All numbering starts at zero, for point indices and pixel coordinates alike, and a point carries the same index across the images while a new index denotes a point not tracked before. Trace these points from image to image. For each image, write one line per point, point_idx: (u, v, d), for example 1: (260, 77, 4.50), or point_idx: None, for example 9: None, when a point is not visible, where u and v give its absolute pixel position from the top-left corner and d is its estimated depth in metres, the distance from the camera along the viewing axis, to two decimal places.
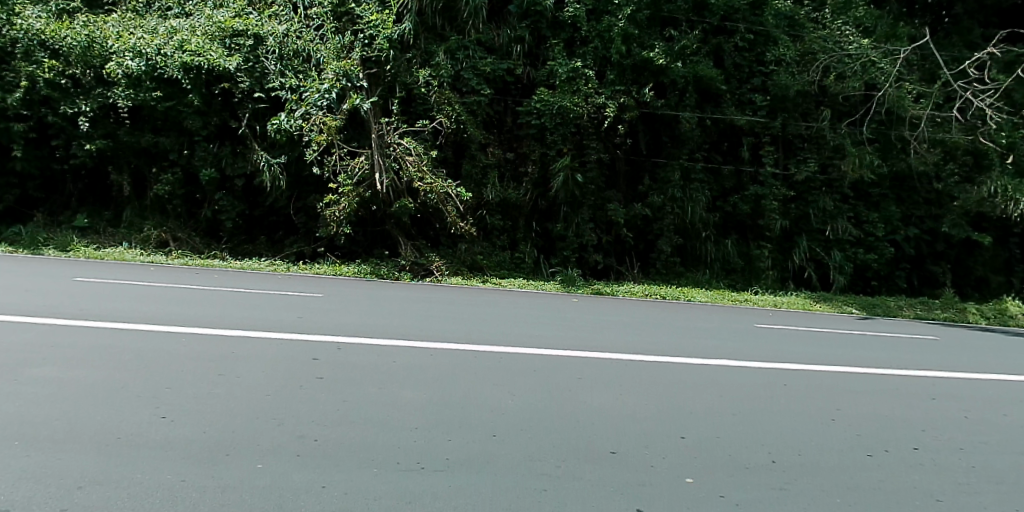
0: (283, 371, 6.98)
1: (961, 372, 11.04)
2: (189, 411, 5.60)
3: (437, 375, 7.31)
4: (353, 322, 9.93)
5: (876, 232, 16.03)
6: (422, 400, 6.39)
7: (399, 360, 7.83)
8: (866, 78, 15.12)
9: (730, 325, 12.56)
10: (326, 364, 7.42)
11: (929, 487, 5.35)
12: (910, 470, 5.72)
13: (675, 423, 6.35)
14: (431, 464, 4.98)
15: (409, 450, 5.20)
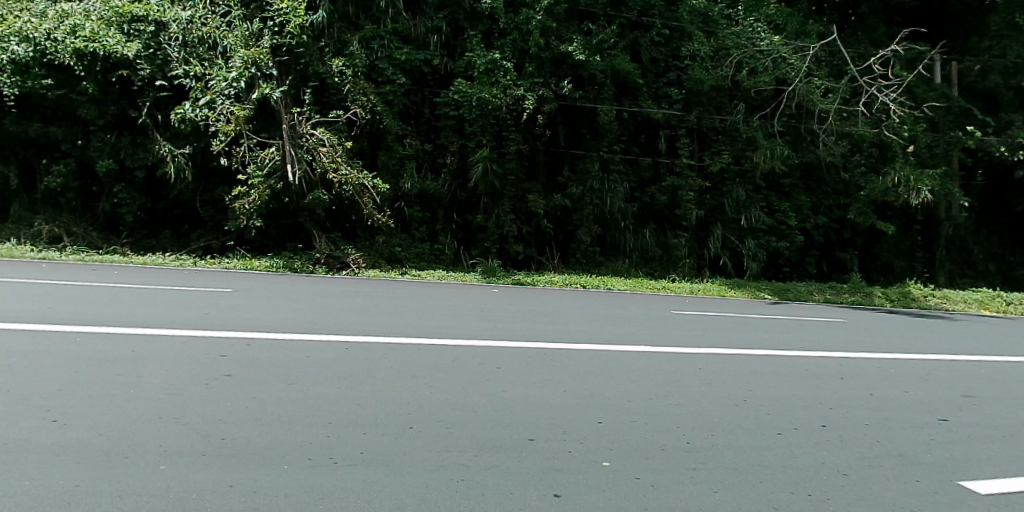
0: (192, 368, 6.22)
1: (864, 351, 11.44)
2: (81, 413, 4.82)
3: (358, 365, 6.64)
4: (256, 314, 9.55)
5: (788, 221, 16.52)
6: (344, 390, 5.70)
7: (319, 351, 7.13)
8: (777, 73, 15.57)
9: (647, 311, 12.73)
10: (241, 358, 6.68)
11: (855, 457, 5.01)
12: (846, 441, 5.40)
13: (614, 405, 5.86)
14: (333, 459, 4.26)
15: (310, 443, 4.46)
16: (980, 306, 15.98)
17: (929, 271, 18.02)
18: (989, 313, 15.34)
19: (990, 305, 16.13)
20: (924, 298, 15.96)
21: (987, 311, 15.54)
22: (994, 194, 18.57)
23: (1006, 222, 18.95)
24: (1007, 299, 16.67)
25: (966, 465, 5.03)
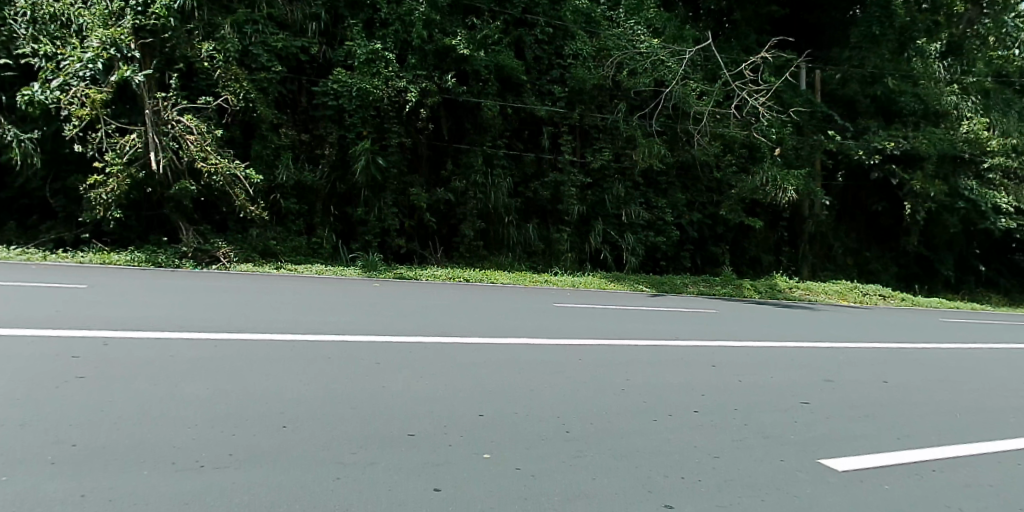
0: (39, 371, 5.78)
1: (728, 340, 12.09)
2: None
3: (221, 366, 6.41)
4: (109, 308, 8.90)
5: (665, 217, 17.15)
6: (209, 393, 5.48)
7: (181, 351, 6.82)
8: (655, 75, 16.34)
9: (526, 304, 13.01)
10: (96, 359, 6.27)
11: (710, 446, 5.39)
12: (694, 432, 5.76)
13: (480, 403, 5.98)
14: (202, 461, 4.14)
15: (179, 447, 4.32)
16: (838, 297, 17.28)
17: (794, 264, 19.28)
18: (844, 304, 16.62)
19: (847, 296, 17.47)
20: (789, 290, 17.05)
21: (843, 302, 16.83)
22: (852, 194, 20.04)
23: (863, 220, 20.60)
24: (861, 290, 18.13)
25: (810, 450, 5.51)
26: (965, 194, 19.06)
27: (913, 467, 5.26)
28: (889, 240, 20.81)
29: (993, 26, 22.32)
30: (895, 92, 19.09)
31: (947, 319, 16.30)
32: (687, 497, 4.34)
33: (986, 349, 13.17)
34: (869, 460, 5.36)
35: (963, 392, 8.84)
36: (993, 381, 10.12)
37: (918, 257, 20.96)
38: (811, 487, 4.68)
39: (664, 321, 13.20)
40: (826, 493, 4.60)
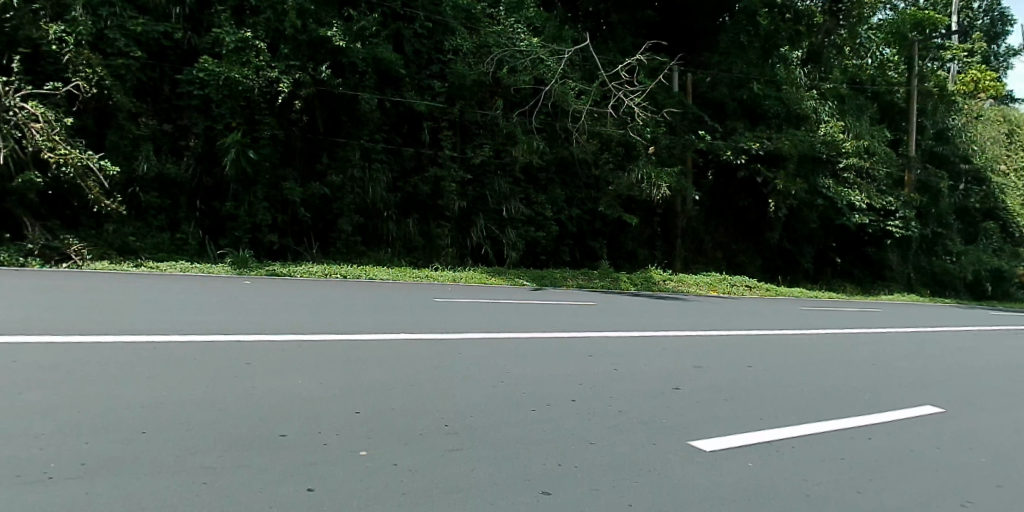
0: None
1: (601, 331, 12.58)
2: None
3: (76, 372, 5.97)
4: None
5: (544, 212, 17.66)
6: (61, 403, 5.09)
7: (31, 359, 6.30)
8: (535, 73, 16.82)
9: (404, 299, 13.02)
10: None
11: (587, 433, 5.56)
12: (570, 420, 5.92)
13: (359, 399, 5.88)
14: (50, 474, 3.83)
15: (23, 461, 3.99)
16: (708, 289, 18.25)
17: (667, 257, 20.17)
18: (713, 295, 17.55)
19: (717, 287, 18.49)
20: (663, 282, 17.89)
21: (713, 293, 17.78)
22: (722, 192, 21.18)
23: (731, 216, 21.86)
24: (730, 281, 19.21)
25: (680, 434, 5.80)
26: (824, 192, 20.60)
27: (771, 444, 5.67)
28: (754, 234, 22.16)
29: (848, 38, 24.25)
30: (758, 96, 20.38)
31: (807, 307, 17.54)
32: (564, 482, 4.44)
33: (832, 335, 14.32)
34: (733, 439, 5.74)
35: (803, 374, 9.50)
36: (831, 364, 10.97)
37: (782, 251, 22.53)
38: (679, 467, 4.94)
39: (543, 314, 13.56)
40: (695, 473, 4.86)
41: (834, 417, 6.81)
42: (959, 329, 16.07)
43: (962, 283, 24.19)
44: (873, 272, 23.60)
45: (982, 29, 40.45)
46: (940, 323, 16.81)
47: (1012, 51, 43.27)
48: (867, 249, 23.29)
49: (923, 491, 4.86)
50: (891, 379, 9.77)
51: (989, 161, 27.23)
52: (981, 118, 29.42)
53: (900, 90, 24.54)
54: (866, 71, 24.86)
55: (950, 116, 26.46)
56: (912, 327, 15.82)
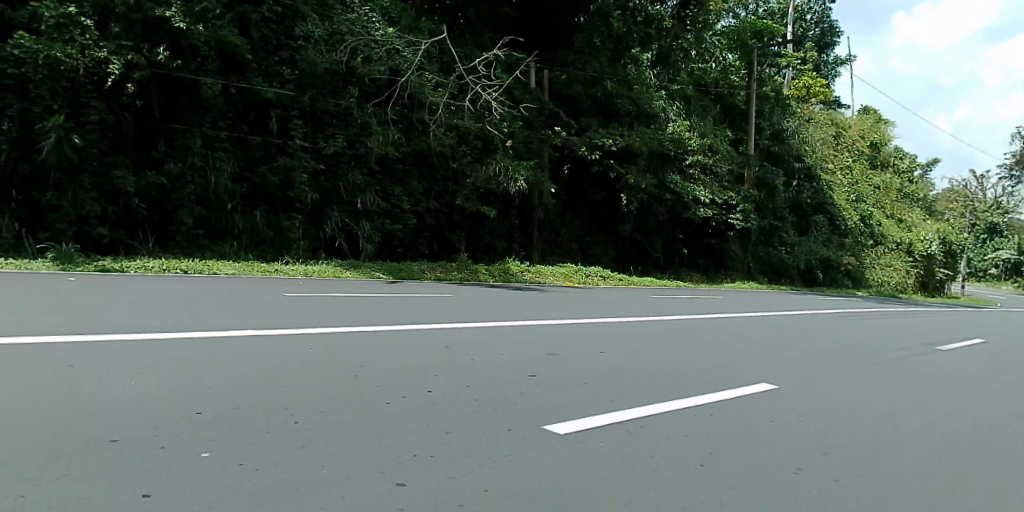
0: None
1: (454, 322, 12.79)
2: None
3: None
4: None
5: (401, 205, 17.63)
6: None
7: None
8: (390, 63, 17.26)
9: (249, 294, 12.56)
10: None
11: (442, 424, 5.60)
12: (425, 411, 5.94)
13: (203, 400, 5.57)
14: None
15: None
16: (563, 279, 18.88)
17: (525, 249, 20.66)
18: (569, 285, 18.17)
19: (572, 277, 19.19)
20: (520, 274, 18.35)
21: (568, 282, 18.45)
22: (577, 187, 22.01)
23: (586, 209, 22.77)
24: (585, 272, 19.98)
25: (531, 420, 5.99)
26: (672, 187, 22.01)
27: (618, 426, 6.00)
28: (607, 226, 23.26)
29: (693, 42, 25.93)
30: (612, 94, 21.27)
31: (655, 294, 18.50)
32: (419, 475, 4.45)
33: (673, 320, 15.30)
34: (582, 423, 6.03)
35: (640, 358, 10.06)
36: (662, 346, 11.81)
37: (633, 242, 23.71)
38: (533, 453, 5.10)
39: (396, 306, 13.57)
40: (548, 457, 5.03)
41: (664, 396, 7.33)
42: (789, 312, 17.59)
43: (796, 271, 26.36)
44: (716, 262, 25.40)
45: (813, 40, 44.70)
46: (770, 306, 18.35)
47: (839, 62, 48.06)
48: (711, 240, 25.16)
49: (753, 464, 5.31)
50: (710, 359, 10.63)
51: (817, 160, 30.15)
52: (810, 120, 32.52)
53: (741, 93, 26.70)
54: (709, 74, 26.76)
55: (783, 118, 29.05)
56: (744, 312, 17.17)
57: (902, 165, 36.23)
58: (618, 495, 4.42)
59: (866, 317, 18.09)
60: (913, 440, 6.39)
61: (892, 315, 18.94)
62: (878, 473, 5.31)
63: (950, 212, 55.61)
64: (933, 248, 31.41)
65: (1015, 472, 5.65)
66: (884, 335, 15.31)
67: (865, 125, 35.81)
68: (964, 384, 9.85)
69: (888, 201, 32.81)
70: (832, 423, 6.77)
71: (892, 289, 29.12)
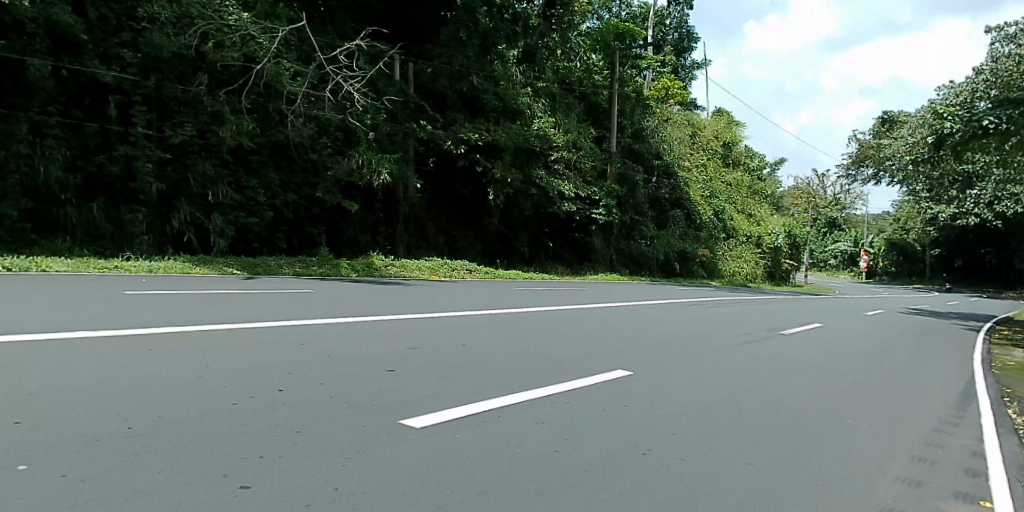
0: None
1: (309, 318, 12.29)
2: None
3: None
4: None
5: (256, 198, 17.27)
6: None
7: None
8: (244, 50, 16.57)
9: (76, 292, 11.67)
10: None
11: (293, 422, 5.34)
12: (279, 409, 5.62)
13: (17, 410, 5.02)
14: None
15: None
16: (429, 273, 18.98)
17: (390, 243, 20.86)
18: (433, 278, 18.30)
19: (437, 271, 19.32)
20: (384, 268, 18.29)
21: (433, 276, 18.59)
22: (442, 180, 22.25)
23: (452, 203, 22.99)
24: (450, 266, 20.14)
25: (387, 413, 5.82)
26: (536, 182, 22.69)
27: (476, 417, 5.96)
28: (474, 221, 23.59)
29: (558, 41, 26.78)
30: (477, 89, 21.66)
31: (519, 286, 18.95)
32: (264, 475, 4.24)
33: (534, 311, 15.43)
34: (443, 415, 5.94)
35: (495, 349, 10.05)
36: (504, 332, 12.18)
37: (499, 235, 24.23)
38: (388, 447, 4.97)
39: (243, 303, 12.98)
40: (402, 451, 4.93)
41: (518, 385, 7.37)
42: (649, 303, 18.31)
43: (655, 263, 28.00)
44: (580, 255, 26.41)
45: (671, 44, 47.04)
46: (625, 296, 19.24)
47: (696, 65, 50.95)
48: (575, 234, 26.09)
49: (604, 450, 5.44)
50: (551, 344, 10.88)
51: (675, 158, 31.87)
52: (670, 120, 34.15)
53: (603, 93, 27.71)
54: (575, 72, 27.61)
55: (644, 117, 30.39)
56: (600, 301, 17.92)
57: (753, 163, 39.82)
58: (470, 487, 4.40)
59: (714, 305, 19.35)
60: (763, 421, 6.78)
61: (737, 303, 20.36)
62: (726, 453, 5.62)
63: (792, 207, 60.93)
64: (779, 240, 34.25)
65: (845, 447, 6.12)
66: (721, 319, 16.44)
67: (720, 126, 38.40)
68: (793, 363, 10.63)
69: (737, 197, 35.46)
70: (684, 408, 7.02)
71: (743, 278, 31.60)
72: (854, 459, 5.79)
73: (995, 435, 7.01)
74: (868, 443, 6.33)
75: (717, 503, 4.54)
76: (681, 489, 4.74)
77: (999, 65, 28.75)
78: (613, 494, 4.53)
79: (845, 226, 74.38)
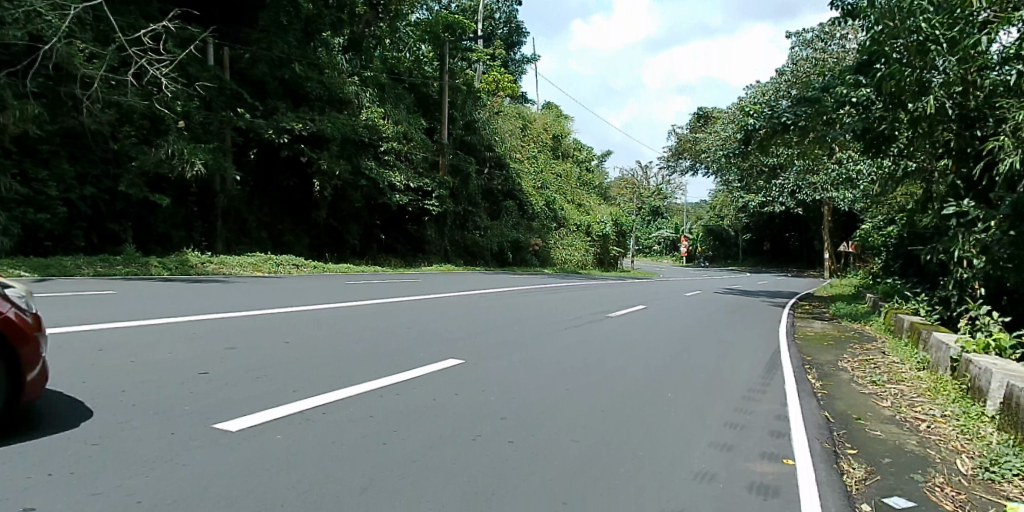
0: None
1: (113, 321, 10.95)
2: None
3: None
4: None
5: (47, 191, 15.38)
6: None
7: None
8: (28, 29, 14.21)
9: None
10: None
11: (90, 434, 4.57)
12: (74, 421, 4.81)
13: None
14: None
15: None
16: (252, 269, 17.89)
17: (208, 239, 19.95)
18: (258, 274, 17.27)
19: (261, 267, 18.23)
20: (201, 265, 16.94)
21: (256, 272, 17.49)
22: (264, 171, 21.90)
23: (276, 195, 22.62)
24: (276, 261, 19.11)
25: (205, 418, 5.15)
26: (367, 173, 23.14)
27: (303, 414, 5.44)
28: (300, 213, 23.36)
29: (387, 31, 27.15)
30: (300, 78, 21.97)
31: (353, 279, 18.45)
32: (52, 494, 3.60)
33: (370, 303, 14.90)
34: (265, 414, 5.36)
35: (297, 328, 9.99)
36: (333, 320, 11.68)
37: (328, 229, 24.01)
38: (201, 452, 4.42)
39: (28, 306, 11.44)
40: (216, 455, 4.41)
41: (354, 374, 6.95)
42: (482, 291, 18.67)
43: (488, 252, 29.26)
44: (413, 246, 27.08)
45: (501, 38, 48.25)
46: (461, 285, 19.49)
47: (526, 60, 52.66)
48: (408, 226, 26.69)
49: (435, 436, 5.20)
50: (384, 330, 10.52)
51: (506, 149, 32.74)
52: (499, 112, 35.02)
53: (433, 84, 28.88)
54: (404, 64, 28.47)
55: (474, 110, 30.82)
56: (436, 292, 17.82)
57: (581, 155, 42.11)
58: (288, 491, 3.93)
59: (547, 291, 20.11)
60: (601, 399, 6.86)
61: (570, 288, 21.16)
62: (556, 432, 5.58)
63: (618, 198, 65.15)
64: (606, 228, 36.34)
65: (672, 419, 6.33)
66: (549, 303, 17.06)
67: (548, 119, 40.27)
68: (626, 342, 11.06)
69: (567, 188, 37.18)
70: (518, 390, 6.93)
71: (573, 265, 33.39)
72: (678, 429, 5.98)
73: (797, 399, 7.66)
74: (689, 413, 6.61)
75: (542, 481, 4.43)
76: (507, 470, 4.58)
77: (797, 67, 31.69)
78: (441, 479, 4.33)
79: (667, 214, 80.84)
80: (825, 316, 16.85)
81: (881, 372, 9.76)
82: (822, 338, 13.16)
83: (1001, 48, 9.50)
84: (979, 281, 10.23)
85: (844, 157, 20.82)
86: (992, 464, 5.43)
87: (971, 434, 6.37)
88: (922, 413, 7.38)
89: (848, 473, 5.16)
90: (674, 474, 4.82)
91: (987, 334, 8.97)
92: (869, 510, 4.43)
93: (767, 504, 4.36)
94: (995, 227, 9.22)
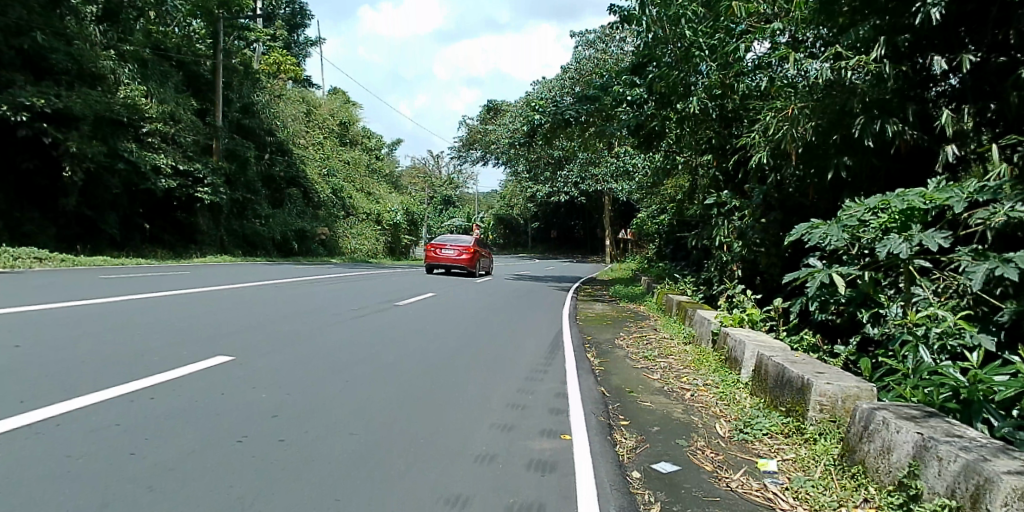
0: None
1: None
2: None
3: None
4: None
5: None
6: None
7: None
8: None
9: None
10: None
11: None
12: None
13: None
14: None
15: None
16: None
17: None
18: None
19: None
20: None
21: None
22: None
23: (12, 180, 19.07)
24: (12, 254, 15.89)
25: None
26: (125, 156, 20.44)
27: (31, 426, 4.38)
28: (45, 200, 19.93)
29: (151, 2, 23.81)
30: (43, 47, 18.41)
31: (112, 275, 15.77)
32: None
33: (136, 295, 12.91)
34: None
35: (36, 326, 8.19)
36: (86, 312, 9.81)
37: (78, 217, 20.69)
38: None
39: None
40: None
41: (109, 378, 5.85)
42: (266, 282, 17.32)
43: (270, 242, 27.52)
44: (183, 236, 24.44)
45: (282, 18, 45.08)
46: (246, 277, 17.89)
47: (310, 42, 50.06)
48: (176, 213, 24.02)
49: (192, 441, 4.44)
50: (151, 324, 9.09)
51: (290, 135, 30.79)
52: (281, 95, 32.71)
53: (206, 63, 26.24)
54: (170, 37, 25.34)
55: (254, 91, 28.55)
56: (217, 283, 16.14)
57: (370, 143, 41.04)
58: None
59: (339, 280, 19.24)
60: (384, 389, 6.49)
61: (361, 277, 20.51)
62: (332, 427, 5.08)
63: None
64: (398, 217, 36.01)
65: (460, 404, 6.18)
66: (343, 293, 16.26)
67: (334, 106, 38.55)
68: (418, 330, 10.82)
69: (357, 176, 36.05)
70: (296, 386, 6.28)
71: (364, 254, 32.69)
72: (462, 414, 5.83)
73: (579, 377, 7.99)
74: (474, 397, 6.52)
75: (305, 482, 3.92)
76: (270, 474, 4.00)
77: (581, 66, 33.79)
78: (190, 489, 3.65)
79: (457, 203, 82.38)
80: (605, 297, 18.24)
81: (652, 347, 10.64)
82: (602, 318, 14.14)
83: (753, 57, 10.69)
84: (736, 263, 11.66)
85: (621, 151, 22.61)
86: (745, 426, 5.94)
87: (727, 399, 7.04)
88: (687, 383, 8.06)
89: (622, 444, 5.38)
90: (458, 459, 4.64)
91: (742, 310, 10.17)
92: (637, 477, 4.59)
93: (546, 480, 4.35)
94: (751, 215, 10.67)
